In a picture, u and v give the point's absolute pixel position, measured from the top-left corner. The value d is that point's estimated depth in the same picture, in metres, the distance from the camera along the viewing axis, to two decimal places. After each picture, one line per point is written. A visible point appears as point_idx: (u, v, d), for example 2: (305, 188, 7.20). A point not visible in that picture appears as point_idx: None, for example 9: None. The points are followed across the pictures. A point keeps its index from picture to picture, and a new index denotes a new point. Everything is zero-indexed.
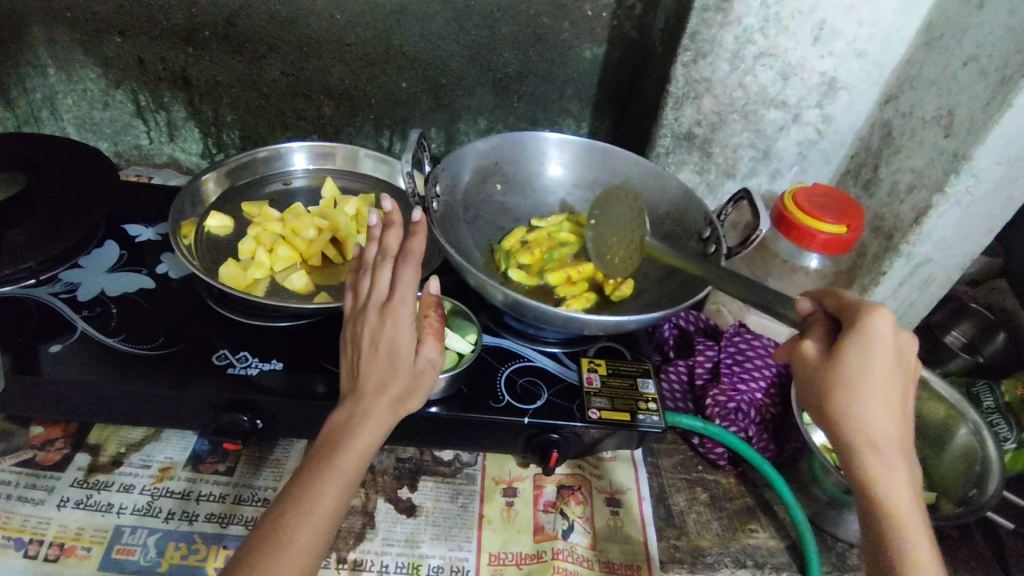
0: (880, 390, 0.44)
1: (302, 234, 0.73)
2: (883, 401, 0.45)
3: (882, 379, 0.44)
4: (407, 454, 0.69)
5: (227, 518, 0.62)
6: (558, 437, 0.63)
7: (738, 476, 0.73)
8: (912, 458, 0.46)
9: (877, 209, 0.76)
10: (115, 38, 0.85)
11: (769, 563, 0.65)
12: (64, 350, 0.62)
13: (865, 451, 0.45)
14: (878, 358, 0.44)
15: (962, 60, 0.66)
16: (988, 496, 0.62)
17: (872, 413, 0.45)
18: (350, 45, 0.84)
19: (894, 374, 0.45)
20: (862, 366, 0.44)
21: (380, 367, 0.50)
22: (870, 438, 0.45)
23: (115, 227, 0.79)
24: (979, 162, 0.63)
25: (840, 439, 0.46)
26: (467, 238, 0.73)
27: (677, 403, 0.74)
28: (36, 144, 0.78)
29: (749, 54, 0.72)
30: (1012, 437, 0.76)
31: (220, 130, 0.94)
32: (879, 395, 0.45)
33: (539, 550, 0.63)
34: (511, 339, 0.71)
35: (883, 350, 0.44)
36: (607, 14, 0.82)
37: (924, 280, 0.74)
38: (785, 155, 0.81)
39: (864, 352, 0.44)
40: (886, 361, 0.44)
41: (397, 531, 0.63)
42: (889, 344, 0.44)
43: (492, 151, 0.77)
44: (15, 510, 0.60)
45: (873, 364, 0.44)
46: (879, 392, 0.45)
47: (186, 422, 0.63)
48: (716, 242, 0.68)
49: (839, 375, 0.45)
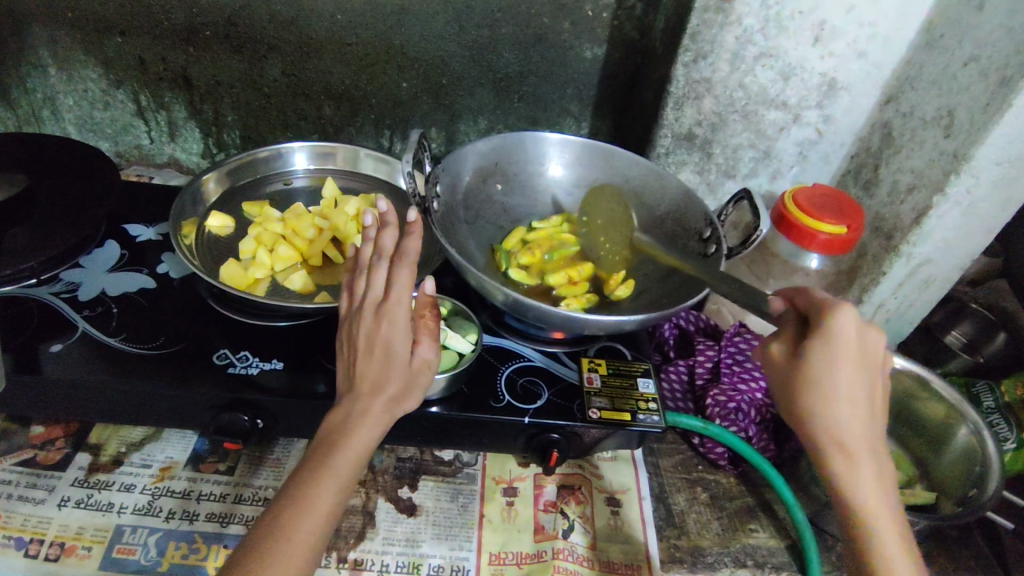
0: (844, 391, 0.45)
1: (303, 234, 0.74)
2: (850, 401, 0.45)
3: (847, 380, 0.44)
4: (407, 454, 0.69)
5: (228, 518, 0.62)
6: (559, 436, 0.63)
7: (738, 476, 0.73)
8: (883, 457, 0.46)
9: (877, 209, 0.76)
10: (116, 38, 0.86)
11: (769, 563, 0.65)
12: (65, 350, 0.62)
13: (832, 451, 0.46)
14: (841, 358, 0.44)
15: (962, 60, 0.66)
16: (988, 496, 0.62)
17: (837, 413, 0.45)
18: (350, 45, 0.85)
19: (861, 374, 0.45)
20: (825, 367, 0.45)
21: (376, 367, 0.50)
22: (837, 437, 0.45)
23: (116, 228, 0.79)
24: (979, 162, 0.63)
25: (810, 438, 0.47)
26: (468, 238, 0.73)
27: (677, 403, 0.74)
28: (37, 144, 0.78)
29: (749, 54, 0.72)
30: (1011, 436, 0.77)
31: (221, 130, 0.94)
32: (844, 395, 0.45)
33: (539, 550, 0.63)
34: (511, 338, 0.71)
35: (842, 352, 0.44)
36: (607, 14, 0.82)
37: (924, 280, 0.75)
38: (785, 155, 0.81)
39: (826, 352, 0.44)
40: (850, 362, 0.44)
41: (397, 531, 0.63)
42: (849, 345, 0.44)
43: (493, 151, 0.77)
44: (15, 510, 0.60)
45: (836, 364, 0.44)
46: (844, 392, 0.45)
47: (187, 421, 0.63)
48: (716, 242, 0.68)
49: (803, 376, 0.45)
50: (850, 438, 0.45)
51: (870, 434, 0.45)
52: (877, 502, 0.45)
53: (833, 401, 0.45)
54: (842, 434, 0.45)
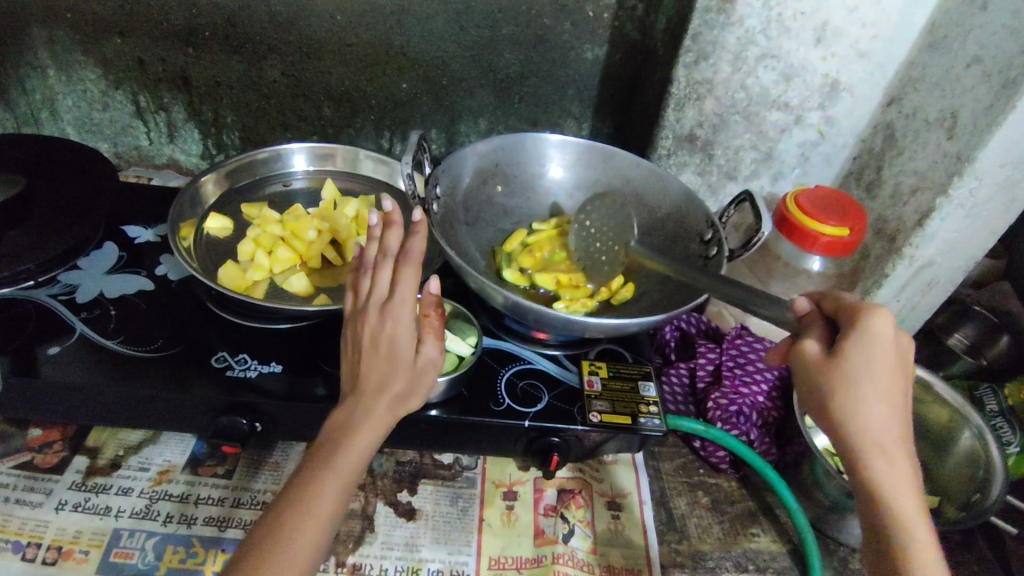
0: (883, 389, 0.44)
1: (301, 236, 0.73)
2: (887, 400, 0.44)
3: (887, 379, 0.44)
4: (407, 457, 0.68)
5: (226, 521, 0.61)
6: (559, 440, 0.62)
7: (740, 480, 0.72)
8: (914, 461, 0.45)
9: (880, 211, 0.76)
10: (115, 39, 0.85)
11: (771, 568, 0.65)
12: (63, 352, 0.62)
13: (870, 453, 0.44)
14: (881, 357, 0.43)
15: (966, 61, 0.65)
16: (992, 500, 0.62)
17: (876, 411, 0.44)
18: (349, 45, 0.84)
19: (898, 373, 0.44)
20: (864, 366, 0.44)
21: (381, 367, 0.50)
22: (873, 439, 0.44)
23: (115, 229, 0.79)
24: (982, 164, 0.63)
25: (843, 442, 0.45)
26: (468, 240, 0.72)
27: (678, 406, 0.73)
28: (35, 145, 0.78)
29: (751, 55, 0.71)
30: (1015, 440, 0.76)
31: (220, 130, 0.94)
32: (884, 394, 0.44)
33: (539, 554, 0.62)
34: (512, 341, 0.71)
35: (884, 350, 0.43)
36: (608, 15, 0.81)
37: (927, 282, 0.74)
38: (788, 156, 0.80)
39: (867, 351, 0.43)
40: (890, 360, 0.44)
41: (396, 535, 0.62)
42: (890, 342, 0.44)
43: (493, 153, 0.76)
44: (12, 513, 0.59)
45: (876, 363, 0.43)
46: (884, 390, 0.44)
47: (187, 424, 0.63)
48: (717, 245, 0.67)
49: (842, 375, 0.44)
50: (889, 438, 0.44)
51: (904, 436, 0.44)
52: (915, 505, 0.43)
53: (872, 402, 0.43)
54: (878, 435, 0.44)
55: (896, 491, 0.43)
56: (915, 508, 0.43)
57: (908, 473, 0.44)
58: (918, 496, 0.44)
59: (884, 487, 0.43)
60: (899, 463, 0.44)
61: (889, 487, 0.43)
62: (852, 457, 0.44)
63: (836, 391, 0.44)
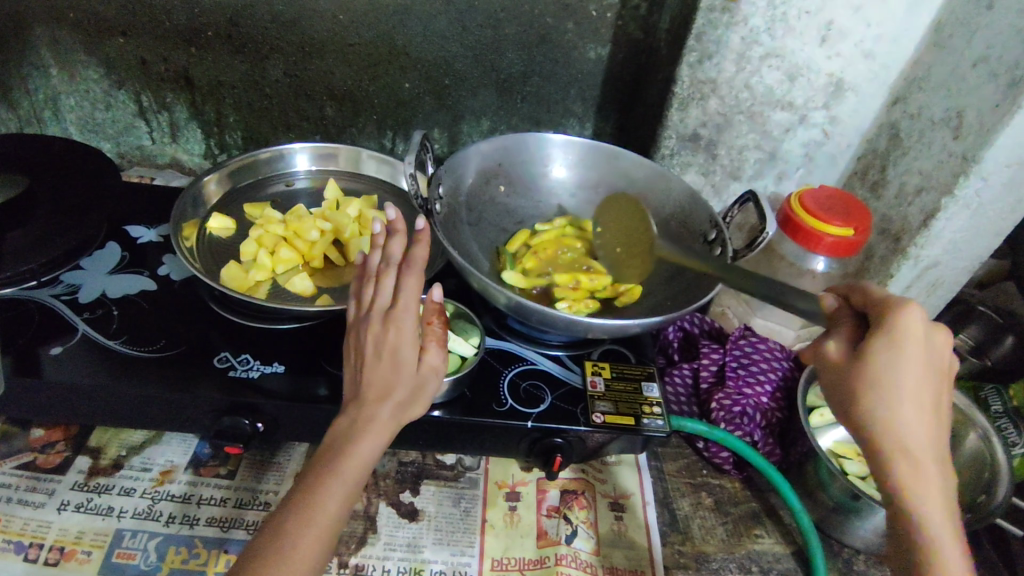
0: (910, 390, 0.43)
1: (304, 236, 0.73)
2: (916, 400, 0.43)
3: (916, 380, 0.43)
4: (410, 458, 0.68)
5: (228, 522, 0.61)
6: (563, 440, 0.62)
7: (744, 480, 0.72)
8: (944, 468, 0.44)
9: (885, 212, 0.75)
10: (117, 39, 0.85)
11: (774, 569, 0.65)
12: (64, 352, 0.61)
13: (895, 454, 0.43)
14: (912, 355, 0.43)
15: (972, 60, 0.65)
16: (996, 503, 0.61)
17: (904, 411, 0.43)
18: (353, 45, 0.84)
19: (928, 373, 0.43)
20: (891, 365, 0.43)
21: (384, 374, 0.50)
22: (899, 439, 0.43)
23: (117, 229, 0.79)
24: (989, 164, 0.62)
25: (867, 439, 0.45)
26: (471, 240, 0.72)
27: (682, 407, 0.73)
28: (38, 145, 0.78)
29: (755, 55, 0.71)
30: (1021, 442, 0.75)
31: (222, 130, 0.94)
32: (912, 395, 0.43)
33: (543, 555, 0.62)
34: (515, 342, 0.70)
35: (914, 347, 0.43)
36: (612, 14, 0.81)
37: (933, 282, 0.74)
38: (792, 156, 0.80)
39: (893, 348, 0.43)
40: (919, 361, 0.43)
41: (399, 536, 0.62)
42: (920, 340, 0.43)
43: (496, 152, 0.76)
44: (14, 514, 0.59)
45: (905, 362, 0.43)
46: (911, 391, 0.43)
47: (189, 424, 0.63)
48: (721, 244, 0.67)
49: (866, 374, 0.44)
50: (917, 440, 0.43)
51: (934, 439, 0.44)
52: (939, 508, 0.43)
53: (899, 404, 0.43)
54: (905, 436, 0.43)
55: (922, 493, 0.43)
56: (939, 512, 0.43)
57: (934, 475, 0.43)
58: (944, 501, 0.43)
59: (910, 494, 0.43)
60: (925, 464, 0.43)
61: (915, 491, 0.43)
62: (877, 458, 0.44)
63: (859, 389, 0.44)
